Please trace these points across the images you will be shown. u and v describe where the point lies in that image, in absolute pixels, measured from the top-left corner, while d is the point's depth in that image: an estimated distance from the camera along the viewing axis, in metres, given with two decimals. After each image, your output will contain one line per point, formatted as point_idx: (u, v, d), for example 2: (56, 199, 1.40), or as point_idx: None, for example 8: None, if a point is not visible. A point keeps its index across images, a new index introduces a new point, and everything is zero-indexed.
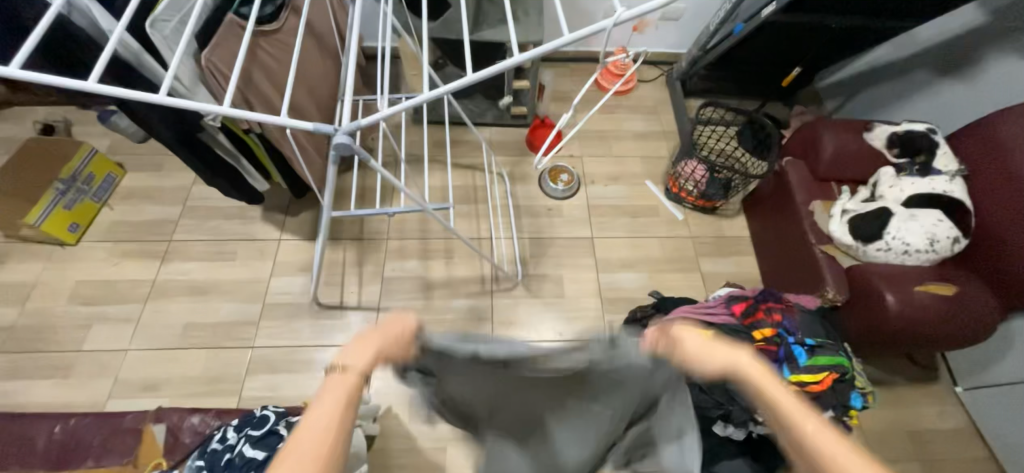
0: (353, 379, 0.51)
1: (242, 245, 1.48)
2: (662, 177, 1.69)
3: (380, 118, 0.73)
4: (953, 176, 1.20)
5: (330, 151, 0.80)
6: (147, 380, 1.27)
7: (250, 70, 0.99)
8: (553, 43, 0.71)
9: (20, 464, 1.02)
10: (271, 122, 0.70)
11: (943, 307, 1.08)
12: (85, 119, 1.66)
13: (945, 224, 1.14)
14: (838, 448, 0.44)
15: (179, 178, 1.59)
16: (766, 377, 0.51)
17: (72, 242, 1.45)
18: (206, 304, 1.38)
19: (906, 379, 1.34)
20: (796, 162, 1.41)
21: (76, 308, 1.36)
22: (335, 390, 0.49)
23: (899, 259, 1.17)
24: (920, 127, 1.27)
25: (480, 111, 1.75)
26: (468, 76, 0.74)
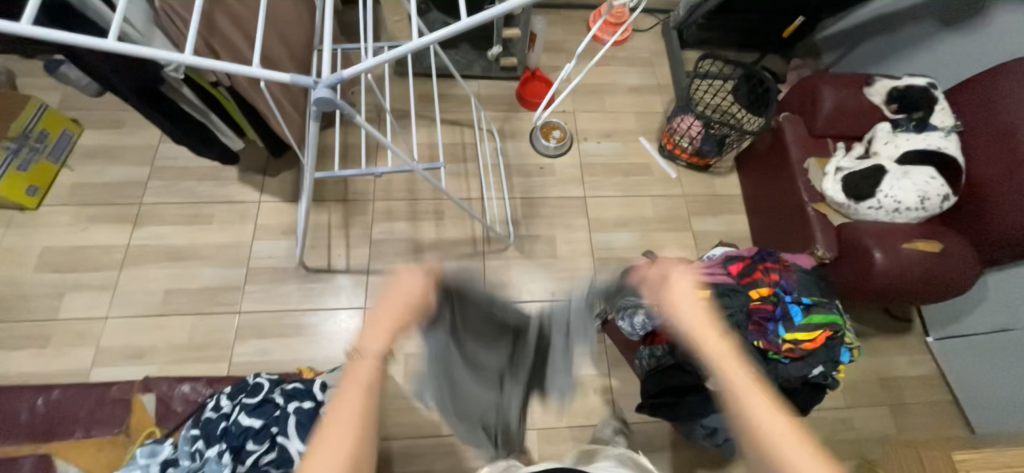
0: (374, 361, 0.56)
1: (218, 207, 1.40)
2: (656, 133, 1.65)
3: (367, 68, 0.65)
4: (948, 132, 1.19)
5: (312, 107, 0.72)
6: (130, 349, 1.23)
7: (212, 14, 0.88)
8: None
9: (4, 437, 0.99)
10: (242, 73, 0.62)
11: (926, 263, 1.11)
12: (32, 70, 1.51)
13: (937, 181, 1.15)
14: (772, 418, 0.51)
15: (143, 135, 1.48)
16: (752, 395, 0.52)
17: (33, 206, 1.35)
18: (185, 270, 1.32)
19: (882, 330, 1.41)
20: (793, 118, 1.37)
21: (45, 276, 1.29)
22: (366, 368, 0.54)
23: (889, 217, 1.19)
24: (920, 82, 1.24)
25: (467, 62, 1.65)
26: (460, 23, 0.66)
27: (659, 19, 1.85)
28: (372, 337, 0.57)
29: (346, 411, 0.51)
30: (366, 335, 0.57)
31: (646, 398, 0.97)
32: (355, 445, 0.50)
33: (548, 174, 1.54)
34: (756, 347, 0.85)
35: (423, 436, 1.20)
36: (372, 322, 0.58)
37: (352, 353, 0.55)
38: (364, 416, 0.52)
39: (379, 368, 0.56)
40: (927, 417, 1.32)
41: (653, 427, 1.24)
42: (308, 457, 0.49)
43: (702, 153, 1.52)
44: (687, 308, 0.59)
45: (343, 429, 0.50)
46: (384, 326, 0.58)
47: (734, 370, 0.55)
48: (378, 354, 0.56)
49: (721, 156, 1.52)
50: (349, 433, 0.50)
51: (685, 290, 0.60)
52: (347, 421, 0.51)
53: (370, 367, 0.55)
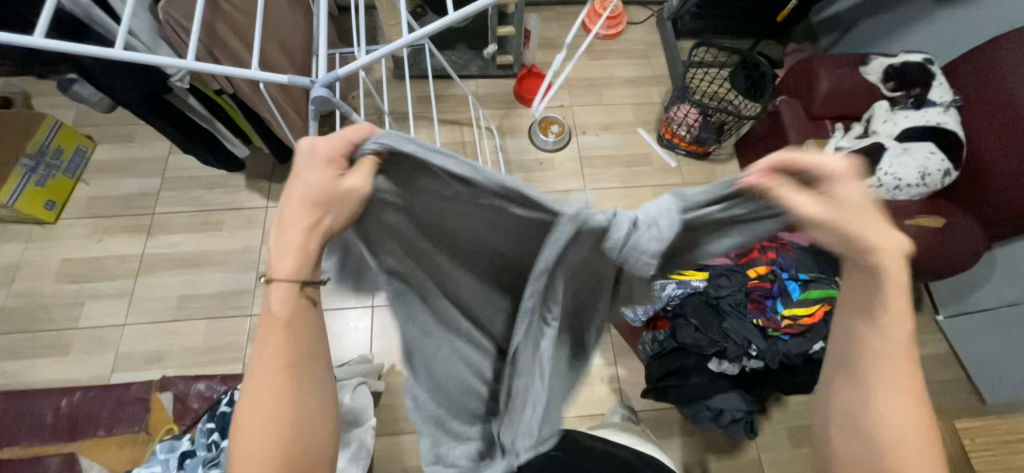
0: (281, 316, 0.48)
1: (227, 214, 1.44)
2: (653, 124, 1.66)
3: (363, 65, 0.67)
4: (947, 107, 1.18)
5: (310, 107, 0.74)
6: (148, 353, 1.27)
7: (213, 23, 0.92)
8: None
9: (32, 438, 1.03)
10: (239, 75, 0.64)
11: (930, 239, 1.11)
12: (46, 90, 1.57)
13: (937, 156, 1.14)
14: (900, 407, 0.48)
15: (154, 148, 1.52)
16: (892, 360, 0.47)
17: (51, 221, 1.40)
18: (198, 276, 1.36)
19: None
20: (790, 101, 1.38)
21: (65, 286, 1.34)
22: (271, 342, 0.49)
23: (890, 195, 1.18)
24: (917, 58, 1.23)
25: (464, 62, 1.67)
26: (449, 17, 0.68)
27: (652, 11, 1.86)
28: (285, 253, 0.46)
29: (271, 363, 0.49)
30: (284, 243, 0.46)
31: (651, 383, 0.97)
32: (277, 397, 0.49)
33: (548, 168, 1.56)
34: (756, 325, 0.86)
35: None
36: (279, 229, 0.47)
37: (265, 281, 0.47)
38: (293, 362, 0.49)
39: (300, 299, 0.49)
40: (939, 396, 1.31)
41: (662, 414, 1.24)
42: (246, 389, 0.49)
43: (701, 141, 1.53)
44: (890, 271, 0.43)
45: (275, 382, 0.49)
46: (297, 235, 0.46)
47: (886, 319, 0.46)
48: (293, 277, 0.47)
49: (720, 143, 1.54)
50: (280, 384, 0.49)
51: (886, 249, 0.42)
52: (275, 371, 0.49)
53: (288, 302, 0.48)
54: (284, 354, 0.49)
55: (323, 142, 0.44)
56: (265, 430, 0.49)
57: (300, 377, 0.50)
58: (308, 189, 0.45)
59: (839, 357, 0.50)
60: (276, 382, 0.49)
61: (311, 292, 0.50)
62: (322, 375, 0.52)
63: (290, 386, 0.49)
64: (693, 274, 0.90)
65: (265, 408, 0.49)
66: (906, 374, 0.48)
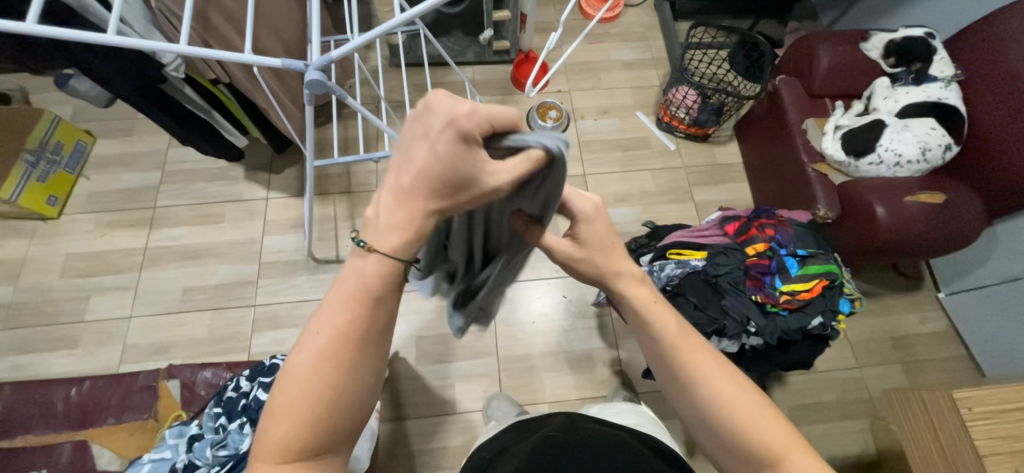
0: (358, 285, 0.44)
1: (228, 206, 1.45)
2: (652, 107, 1.65)
3: (356, 46, 0.67)
4: (948, 82, 1.17)
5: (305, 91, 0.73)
6: (155, 344, 1.29)
7: (206, 12, 0.91)
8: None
9: (44, 428, 1.05)
10: (233, 60, 0.64)
11: (931, 214, 1.10)
12: (44, 87, 1.57)
13: (938, 132, 1.14)
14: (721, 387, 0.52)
15: (152, 142, 1.53)
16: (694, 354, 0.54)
17: (54, 216, 1.41)
18: (201, 267, 1.37)
19: (892, 289, 1.40)
20: (790, 80, 1.36)
21: (71, 280, 1.35)
22: (339, 306, 0.44)
23: (890, 172, 1.17)
24: (918, 33, 1.21)
25: (461, 49, 1.66)
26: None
27: None
28: (392, 225, 0.41)
29: (336, 326, 0.44)
30: (389, 216, 0.42)
31: (651, 363, 0.98)
32: (331, 369, 0.44)
33: None
34: (754, 302, 0.85)
35: (438, 413, 1.24)
36: (395, 193, 0.41)
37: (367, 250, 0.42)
38: (360, 337, 0.44)
39: (389, 274, 0.44)
40: (940, 372, 1.31)
41: (664, 395, 1.25)
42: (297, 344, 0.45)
43: (700, 123, 1.52)
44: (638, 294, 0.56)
45: (332, 351, 0.44)
46: (412, 209, 0.41)
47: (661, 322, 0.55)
48: (397, 254, 0.42)
49: (720, 125, 1.53)
50: (339, 350, 0.44)
51: (630, 277, 0.57)
52: (337, 335, 0.44)
53: (383, 276, 0.43)
54: (349, 327, 0.44)
55: (463, 114, 0.36)
56: (305, 392, 0.43)
57: (363, 354, 0.45)
58: (433, 161, 0.38)
59: (658, 361, 0.56)
60: (332, 349, 0.44)
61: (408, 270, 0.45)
62: (381, 360, 0.47)
63: (349, 356, 0.44)
64: (692, 254, 0.90)
65: (313, 374, 0.43)
66: (707, 358, 0.54)
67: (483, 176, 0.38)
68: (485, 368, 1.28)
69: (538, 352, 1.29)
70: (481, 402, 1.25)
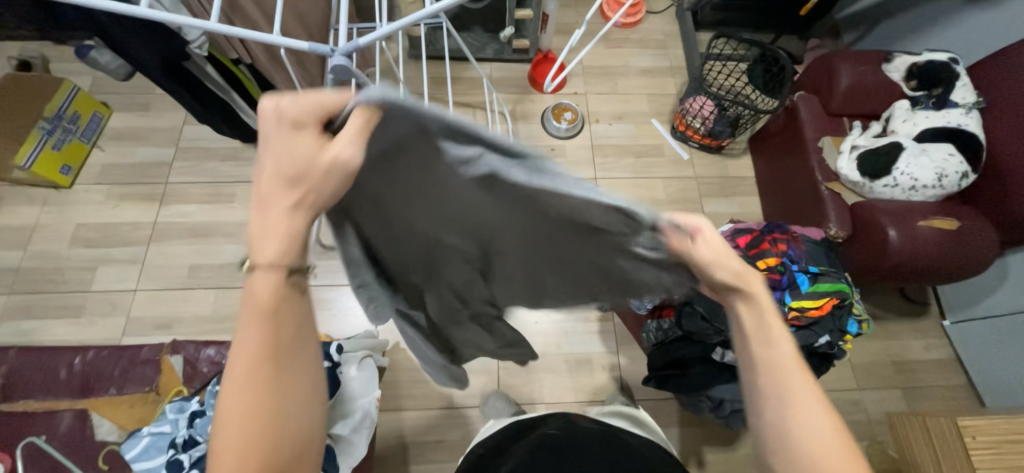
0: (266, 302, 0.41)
1: (239, 187, 1.46)
2: (668, 115, 1.65)
3: (383, 34, 0.67)
4: (969, 108, 1.16)
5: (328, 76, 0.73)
6: (158, 319, 1.29)
7: None
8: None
9: (46, 394, 1.06)
10: (261, 40, 0.64)
11: (943, 241, 1.09)
12: (65, 56, 1.58)
13: (956, 158, 1.13)
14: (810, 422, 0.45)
15: (168, 118, 1.53)
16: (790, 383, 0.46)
17: (67, 185, 1.42)
18: (209, 246, 1.38)
19: (897, 313, 1.39)
20: (808, 97, 1.36)
21: (79, 250, 1.36)
22: (249, 332, 0.41)
23: (905, 195, 1.16)
24: (941, 57, 1.21)
25: (480, 45, 1.66)
26: None
27: (672, 1, 1.83)
28: (273, 233, 0.39)
29: (251, 351, 0.41)
30: (268, 224, 0.39)
31: (653, 370, 0.99)
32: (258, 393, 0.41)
33: (560, 155, 1.55)
34: None
35: (435, 407, 1.24)
36: (259, 207, 0.39)
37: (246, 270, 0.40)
38: (276, 352, 0.42)
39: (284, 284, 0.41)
40: (940, 399, 1.31)
41: (661, 403, 1.25)
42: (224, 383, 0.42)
43: (715, 134, 1.52)
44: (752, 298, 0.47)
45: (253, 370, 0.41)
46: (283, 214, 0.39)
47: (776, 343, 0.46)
48: (277, 264, 0.40)
49: (734, 137, 1.53)
50: (258, 373, 0.41)
51: (752, 279, 0.46)
52: (255, 357, 0.41)
53: (272, 291, 0.41)
54: (264, 342, 0.41)
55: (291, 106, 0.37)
56: (240, 428, 0.41)
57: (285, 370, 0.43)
58: (279, 160, 0.38)
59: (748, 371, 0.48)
60: (252, 371, 0.41)
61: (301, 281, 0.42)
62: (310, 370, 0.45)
63: (271, 377, 0.42)
64: None
65: (243, 406, 0.41)
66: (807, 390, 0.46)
67: (318, 150, 0.38)
68: (485, 365, 1.28)
69: (538, 352, 1.29)
70: (478, 399, 1.25)
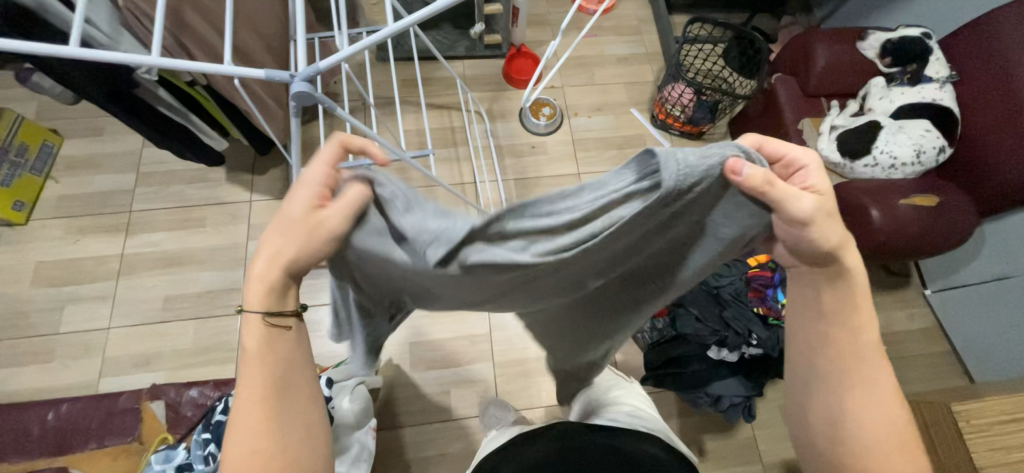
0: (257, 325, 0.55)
1: (209, 210, 1.39)
2: (647, 104, 1.63)
3: (345, 57, 0.62)
4: (942, 83, 1.17)
5: (291, 103, 0.67)
6: (137, 357, 1.23)
7: (178, 8, 0.85)
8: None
9: (20, 454, 1.00)
10: (211, 72, 0.58)
11: (923, 219, 1.10)
12: (3, 82, 1.47)
13: (932, 134, 1.14)
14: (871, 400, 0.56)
15: (126, 141, 1.45)
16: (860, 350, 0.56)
17: (22, 223, 1.33)
18: (183, 275, 1.32)
19: (881, 287, 1.42)
20: (786, 79, 1.35)
21: (43, 290, 1.28)
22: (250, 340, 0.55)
23: (885, 174, 1.17)
24: (915, 32, 1.20)
25: (450, 43, 1.60)
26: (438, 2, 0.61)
27: None
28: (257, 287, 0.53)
29: (255, 389, 0.55)
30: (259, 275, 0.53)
31: (652, 369, 0.96)
32: (267, 431, 0.56)
33: (541, 152, 1.54)
34: (757, 313, 0.89)
35: (434, 421, 1.22)
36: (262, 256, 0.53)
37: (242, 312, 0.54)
38: (274, 388, 0.56)
39: (268, 334, 0.56)
40: (926, 368, 1.35)
41: (660, 398, 1.25)
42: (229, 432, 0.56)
43: (695, 122, 1.51)
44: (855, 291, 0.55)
45: (254, 408, 0.55)
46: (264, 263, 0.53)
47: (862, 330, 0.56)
48: (261, 308, 0.54)
49: (714, 123, 1.52)
50: (259, 411, 0.56)
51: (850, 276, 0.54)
52: (257, 397, 0.55)
53: (258, 333, 0.55)
54: (269, 379, 0.56)
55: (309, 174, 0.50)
56: (255, 442, 0.55)
57: (284, 398, 0.57)
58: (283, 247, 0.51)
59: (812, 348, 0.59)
60: (264, 395, 0.56)
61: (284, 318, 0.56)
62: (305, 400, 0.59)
63: (269, 413, 0.56)
64: None
65: (248, 445, 0.55)
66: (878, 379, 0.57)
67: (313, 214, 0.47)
68: (482, 374, 1.26)
69: (534, 356, 1.28)
70: (477, 409, 1.23)
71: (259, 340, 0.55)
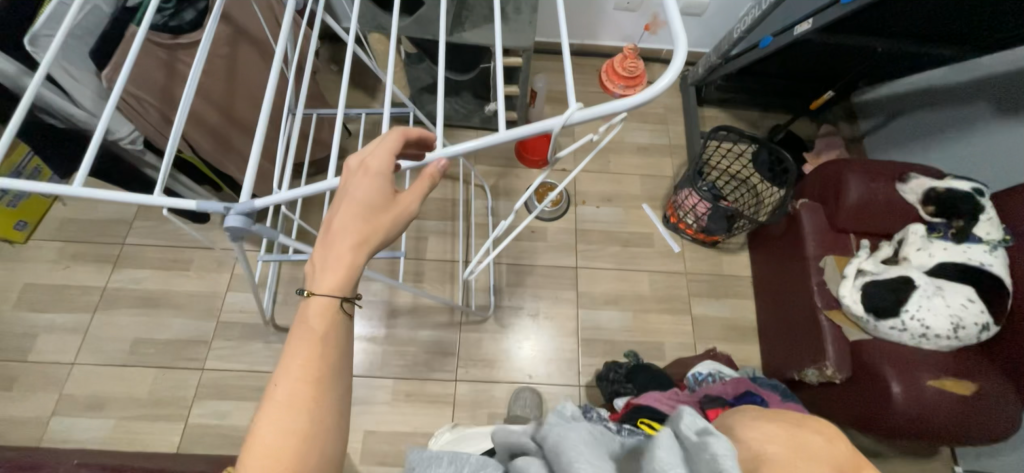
0: (325, 302, 0.52)
1: (198, 253, 1.38)
2: (661, 201, 1.54)
3: (280, 200, 0.56)
4: (993, 246, 1.03)
5: (230, 235, 0.62)
6: (91, 399, 1.21)
7: (167, 85, 0.84)
8: (531, 130, 0.44)
9: None
10: (133, 203, 0.54)
11: (952, 406, 0.95)
12: None
13: (974, 306, 0.99)
14: None
15: None
16: None
17: (21, 241, 1.36)
18: (157, 318, 1.30)
19: (903, 453, 1.24)
20: (812, 207, 1.22)
21: (24, 314, 1.29)
22: (317, 315, 0.52)
23: (914, 341, 1.02)
24: (965, 185, 1.07)
25: (467, 112, 1.56)
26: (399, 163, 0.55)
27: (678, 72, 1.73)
28: (331, 267, 0.52)
29: (300, 373, 0.49)
30: (334, 259, 0.53)
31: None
32: (304, 418, 0.48)
33: (540, 238, 1.47)
34: None
35: None
36: (325, 247, 0.54)
37: (308, 295, 0.52)
38: (320, 376, 0.50)
39: (332, 314, 0.53)
40: None
41: None
42: (258, 418, 0.48)
43: (709, 231, 1.40)
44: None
45: (297, 390, 0.49)
46: (346, 250, 0.53)
47: None
48: (337, 291, 0.52)
49: (730, 235, 1.41)
50: (305, 393, 0.49)
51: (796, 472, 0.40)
52: (303, 380, 0.49)
53: (324, 314, 0.52)
54: (321, 361, 0.51)
55: (375, 156, 0.55)
56: (279, 450, 0.46)
57: (328, 388, 0.50)
58: (361, 199, 0.54)
59: None
60: (308, 375, 0.49)
61: (346, 308, 0.54)
62: (341, 396, 0.51)
63: (313, 396, 0.49)
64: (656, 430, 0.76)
65: (278, 428, 0.47)
66: None
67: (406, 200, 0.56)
68: None
69: None
70: None
71: (321, 319, 0.52)
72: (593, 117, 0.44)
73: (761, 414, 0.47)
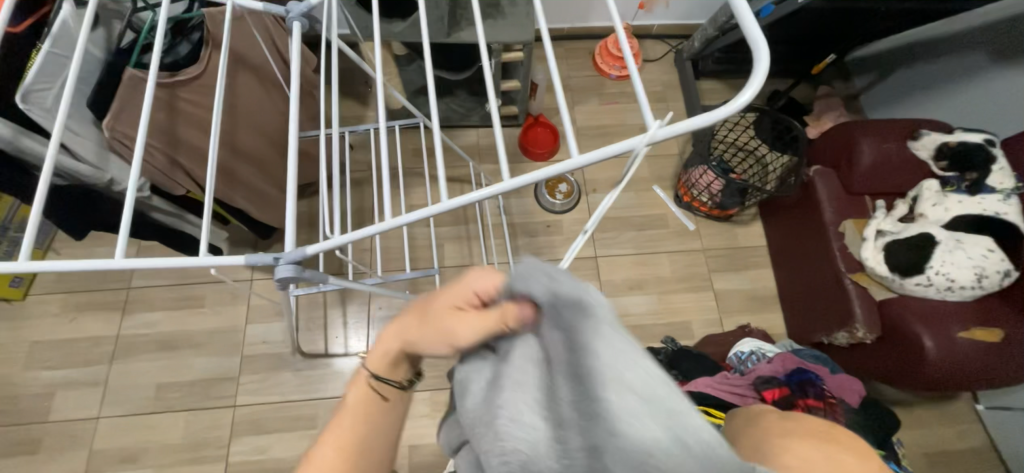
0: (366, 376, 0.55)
1: (209, 289, 1.34)
2: (670, 180, 1.53)
3: (335, 245, 0.53)
4: (1008, 194, 1.05)
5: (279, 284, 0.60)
6: (123, 452, 1.18)
7: (170, 126, 0.79)
8: (613, 152, 0.43)
9: None
10: (182, 267, 0.52)
11: (981, 353, 0.99)
12: None
13: (995, 255, 1.02)
14: None
15: None
16: None
17: (19, 298, 1.29)
18: (178, 361, 1.26)
19: (928, 399, 1.29)
20: (825, 173, 1.24)
21: (37, 373, 1.24)
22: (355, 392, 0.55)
23: (939, 295, 1.05)
24: (976, 138, 1.09)
25: (466, 110, 1.51)
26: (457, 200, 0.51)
27: (671, 47, 1.70)
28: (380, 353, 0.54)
29: (334, 447, 0.52)
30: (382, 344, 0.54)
31: None
32: None
33: (555, 232, 1.46)
34: None
35: None
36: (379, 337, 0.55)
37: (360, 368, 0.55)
38: (353, 451, 0.52)
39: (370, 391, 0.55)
40: None
41: None
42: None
43: (723, 206, 1.41)
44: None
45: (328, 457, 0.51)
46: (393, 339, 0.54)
47: None
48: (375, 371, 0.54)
49: (743, 208, 1.41)
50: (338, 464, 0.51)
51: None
52: (336, 456, 0.51)
53: (361, 394, 0.55)
54: (355, 433, 0.53)
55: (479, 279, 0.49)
56: None
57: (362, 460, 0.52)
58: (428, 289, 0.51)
59: None
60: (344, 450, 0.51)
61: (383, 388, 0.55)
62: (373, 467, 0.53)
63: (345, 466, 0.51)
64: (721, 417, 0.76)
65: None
66: None
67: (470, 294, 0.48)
68: None
69: None
70: None
71: (360, 393, 0.55)
72: (678, 133, 0.43)
73: (779, 428, 0.43)
